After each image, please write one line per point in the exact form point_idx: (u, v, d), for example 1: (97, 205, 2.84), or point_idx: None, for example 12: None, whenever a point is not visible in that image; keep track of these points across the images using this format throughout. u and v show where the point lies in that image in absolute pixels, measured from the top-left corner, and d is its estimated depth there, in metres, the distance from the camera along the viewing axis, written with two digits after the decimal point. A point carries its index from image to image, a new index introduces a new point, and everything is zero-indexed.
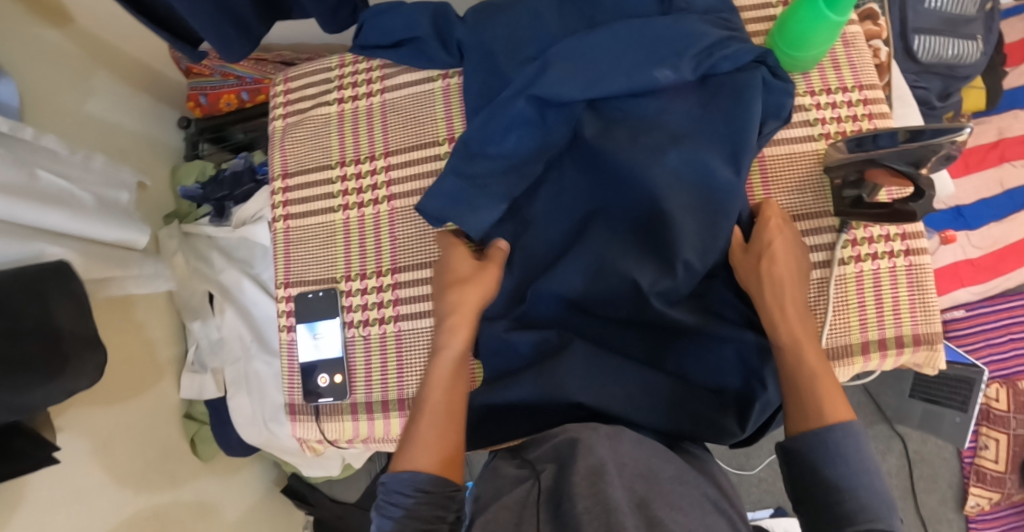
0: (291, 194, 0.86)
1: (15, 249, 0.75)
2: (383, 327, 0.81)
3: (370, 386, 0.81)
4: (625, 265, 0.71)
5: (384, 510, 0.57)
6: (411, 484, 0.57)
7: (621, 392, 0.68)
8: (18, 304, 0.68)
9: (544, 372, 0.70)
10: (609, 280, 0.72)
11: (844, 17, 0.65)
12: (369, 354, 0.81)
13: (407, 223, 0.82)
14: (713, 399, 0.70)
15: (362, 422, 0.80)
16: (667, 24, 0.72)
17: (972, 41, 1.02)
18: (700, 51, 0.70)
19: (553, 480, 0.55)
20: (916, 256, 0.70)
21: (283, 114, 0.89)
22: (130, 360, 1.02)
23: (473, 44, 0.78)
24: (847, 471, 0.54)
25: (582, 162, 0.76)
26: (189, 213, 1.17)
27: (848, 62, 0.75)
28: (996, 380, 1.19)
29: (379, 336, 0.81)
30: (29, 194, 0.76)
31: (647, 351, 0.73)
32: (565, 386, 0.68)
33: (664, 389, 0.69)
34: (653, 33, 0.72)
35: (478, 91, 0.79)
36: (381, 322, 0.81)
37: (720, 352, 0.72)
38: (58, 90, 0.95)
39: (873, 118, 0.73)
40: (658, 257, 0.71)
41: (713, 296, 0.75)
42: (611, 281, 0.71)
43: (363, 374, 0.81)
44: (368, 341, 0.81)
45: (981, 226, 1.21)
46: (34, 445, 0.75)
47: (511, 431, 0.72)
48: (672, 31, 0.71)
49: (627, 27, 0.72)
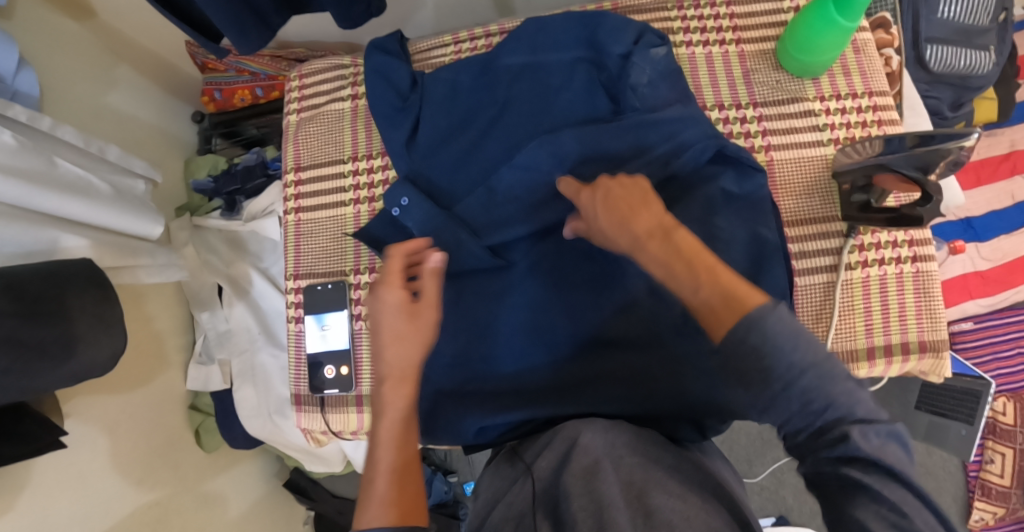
0: (304, 188, 0.87)
1: (30, 236, 0.77)
2: None
3: None
4: (596, 360, 0.73)
5: None
6: None
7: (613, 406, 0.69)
8: (35, 293, 0.70)
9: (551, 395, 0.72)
10: (580, 367, 0.73)
11: (854, 23, 0.65)
12: None
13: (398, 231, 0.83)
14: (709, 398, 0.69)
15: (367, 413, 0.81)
16: (626, 127, 0.72)
17: (984, 52, 1.02)
18: (660, 158, 0.71)
19: (548, 478, 0.58)
20: (923, 263, 0.70)
21: (297, 109, 0.90)
22: (138, 348, 1.03)
23: (439, 124, 0.80)
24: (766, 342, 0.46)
25: (546, 259, 0.76)
26: (200, 205, 1.18)
27: (859, 69, 0.75)
28: (1004, 394, 1.18)
29: None
30: (46, 182, 0.78)
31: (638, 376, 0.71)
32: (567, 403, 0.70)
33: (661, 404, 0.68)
34: (610, 136, 0.72)
35: (447, 175, 0.79)
36: None
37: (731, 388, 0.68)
38: (78, 82, 0.97)
39: (883, 124, 0.73)
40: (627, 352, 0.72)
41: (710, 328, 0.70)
42: (583, 366, 0.73)
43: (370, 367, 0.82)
44: None
45: (991, 238, 1.20)
46: (42, 429, 0.76)
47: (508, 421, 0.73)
48: (627, 137, 0.72)
49: (584, 132, 0.73)
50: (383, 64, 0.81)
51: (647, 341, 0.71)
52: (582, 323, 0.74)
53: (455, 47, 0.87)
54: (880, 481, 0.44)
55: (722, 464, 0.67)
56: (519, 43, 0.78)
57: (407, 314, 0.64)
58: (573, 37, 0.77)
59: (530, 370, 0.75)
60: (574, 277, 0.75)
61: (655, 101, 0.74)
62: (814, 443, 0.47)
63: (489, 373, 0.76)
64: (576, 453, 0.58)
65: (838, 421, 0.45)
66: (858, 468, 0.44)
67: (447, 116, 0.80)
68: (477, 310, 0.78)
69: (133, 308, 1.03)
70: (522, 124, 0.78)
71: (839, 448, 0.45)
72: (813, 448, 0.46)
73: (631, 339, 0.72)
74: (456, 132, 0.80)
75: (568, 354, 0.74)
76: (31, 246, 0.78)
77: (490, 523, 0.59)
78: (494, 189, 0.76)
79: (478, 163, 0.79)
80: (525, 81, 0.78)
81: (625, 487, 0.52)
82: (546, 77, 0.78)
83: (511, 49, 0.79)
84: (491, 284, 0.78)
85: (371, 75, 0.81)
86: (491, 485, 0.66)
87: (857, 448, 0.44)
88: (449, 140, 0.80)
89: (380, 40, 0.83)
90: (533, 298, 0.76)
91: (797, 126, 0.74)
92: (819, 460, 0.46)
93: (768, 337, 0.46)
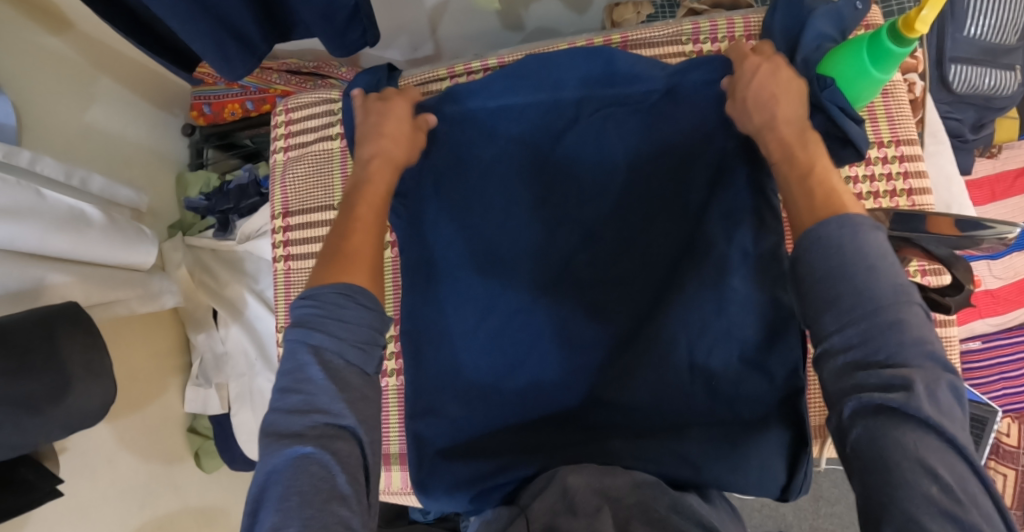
0: (293, 233, 0.84)
1: (14, 278, 0.73)
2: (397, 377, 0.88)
3: (390, 439, 0.89)
4: (594, 411, 0.71)
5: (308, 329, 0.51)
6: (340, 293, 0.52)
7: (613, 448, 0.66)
8: (22, 343, 0.67)
9: (544, 444, 0.69)
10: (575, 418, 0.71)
11: (888, 75, 0.61)
12: (387, 403, 0.89)
13: None
14: (726, 456, 0.64)
15: (395, 472, 0.87)
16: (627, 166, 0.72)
17: (1011, 72, 0.97)
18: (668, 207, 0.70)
19: (545, 521, 0.57)
20: (941, 328, 0.75)
21: (284, 147, 0.86)
22: (134, 376, 1.01)
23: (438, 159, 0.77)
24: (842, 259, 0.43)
25: (551, 310, 0.72)
26: (193, 224, 1.15)
27: (886, 114, 0.71)
28: (1008, 415, 1.17)
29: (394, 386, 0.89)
30: (34, 217, 0.74)
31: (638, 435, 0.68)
32: (559, 450, 0.68)
33: (657, 455, 0.64)
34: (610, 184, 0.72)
35: (447, 221, 0.75)
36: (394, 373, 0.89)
37: (746, 465, 0.63)
38: (56, 101, 0.92)
39: (909, 177, 0.69)
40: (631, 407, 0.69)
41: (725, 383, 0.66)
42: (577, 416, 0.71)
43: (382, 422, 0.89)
44: (387, 391, 0.89)
45: (1003, 255, 1.17)
46: (38, 476, 0.74)
47: (490, 450, 0.70)
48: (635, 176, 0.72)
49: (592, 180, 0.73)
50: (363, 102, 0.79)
51: (651, 394, 0.68)
52: (582, 374, 0.71)
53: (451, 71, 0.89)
54: (929, 446, 0.38)
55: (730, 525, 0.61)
56: (520, 82, 0.76)
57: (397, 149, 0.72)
58: (576, 75, 0.75)
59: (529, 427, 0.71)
60: (574, 324, 0.72)
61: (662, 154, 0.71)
62: (856, 373, 0.41)
63: (479, 430, 0.72)
64: (577, 497, 0.58)
65: (906, 356, 0.40)
66: (908, 429, 0.38)
67: (446, 157, 0.77)
68: (476, 357, 0.73)
69: (142, 327, 1.04)
70: (526, 165, 0.75)
71: (896, 395, 0.39)
72: (854, 376, 0.41)
73: (634, 395, 0.69)
74: (454, 171, 0.76)
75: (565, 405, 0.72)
76: (17, 288, 0.74)
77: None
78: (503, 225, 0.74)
79: (477, 206, 0.75)
80: (530, 117, 0.76)
81: None
82: (556, 115, 0.75)
83: (510, 86, 0.77)
84: (488, 324, 0.73)
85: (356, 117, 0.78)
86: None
87: (918, 398, 0.38)
88: (445, 181, 0.76)
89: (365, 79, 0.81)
90: (540, 347, 0.72)
91: None
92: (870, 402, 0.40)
93: (855, 247, 0.44)
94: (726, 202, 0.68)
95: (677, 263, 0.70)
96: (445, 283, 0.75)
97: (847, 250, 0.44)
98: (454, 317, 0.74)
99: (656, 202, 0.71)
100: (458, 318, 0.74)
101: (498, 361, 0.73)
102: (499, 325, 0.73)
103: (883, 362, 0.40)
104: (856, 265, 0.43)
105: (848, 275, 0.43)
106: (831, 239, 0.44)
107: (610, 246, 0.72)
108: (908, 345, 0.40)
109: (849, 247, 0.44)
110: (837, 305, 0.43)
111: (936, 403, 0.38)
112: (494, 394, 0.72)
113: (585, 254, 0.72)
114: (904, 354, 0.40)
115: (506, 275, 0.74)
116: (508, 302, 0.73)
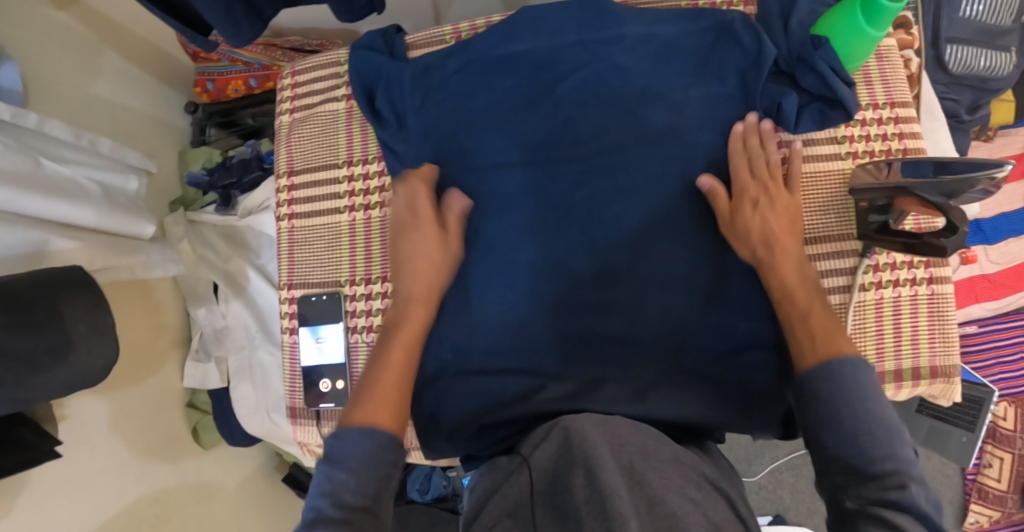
0: (297, 192, 0.85)
1: (17, 239, 0.73)
2: None
3: None
4: (595, 368, 0.72)
5: (333, 460, 0.57)
6: (369, 439, 0.57)
7: (610, 392, 0.70)
8: (27, 302, 0.65)
9: (537, 393, 0.72)
10: (579, 367, 0.72)
11: (881, 32, 0.64)
12: None
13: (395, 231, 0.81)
14: (717, 402, 0.69)
15: None
16: (627, 129, 0.73)
17: (1006, 53, 0.98)
18: (672, 168, 0.72)
19: (547, 466, 0.57)
20: (939, 285, 0.68)
21: (290, 108, 0.87)
22: (135, 346, 1.01)
23: (439, 117, 0.77)
24: (842, 391, 0.53)
25: (549, 270, 0.74)
26: (195, 200, 1.15)
27: (881, 76, 0.73)
28: (1006, 398, 1.17)
29: None
30: (33, 184, 0.73)
31: (633, 392, 0.70)
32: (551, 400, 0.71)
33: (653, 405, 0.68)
34: (610, 149, 0.73)
35: (456, 186, 0.77)
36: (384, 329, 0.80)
37: (724, 407, 0.68)
38: (62, 72, 0.93)
39: (903, 138, 0.71)
40: (628, 362, 0.71)
41: (704, 332, 0.70)
42: (580, 369, 0.72)
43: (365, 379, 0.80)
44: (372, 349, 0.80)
45: (1000, 241, 1.15)
46: (36, 437, 0.74)
47: (495, 395, 0.73)
48: (630, 138, 0.73)
49: (596, 145, 0.74)
50: (365, 59, 0.79)
51: (646, 346, 0.71)
52: (581, 328, 0.73)
53: (455, 28, 0.83)
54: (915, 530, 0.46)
55: (733, 491, 0.59)
56: (518, 32, 0.76)
57: (426, 282, 0.71)
58: (563, 36, 0.75)
59: (531, 363, 0.74)
60: (569, 282, 0.73)
61: (659, 120, 0.72)
62: (847, 478, 0.51)
63: (480, 380, 0.74)
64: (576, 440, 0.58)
65: (891, 472, 0.49)
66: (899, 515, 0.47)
67: (448, 113, 0.77)
68: (478, 304, 0.75)
69: (143, 300, 1.03)
70: (532, 123, 0.75)
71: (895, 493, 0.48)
72: (854, 482, 0.50)
73: (628, 349, 0.72)
74: (453, 131, 0.77)
75: (565, 362, 0.73)
76: (20, 249, 0.74)
77: (484, 516, 0.57)
78: (502, 182, 0.76)
79: (476, 156, 0.77)
80: (527, 67, 0.76)
81: (628, 474, 0.51)
82: (550, 64, 0.75)
83: (508, 37, 0.76)
84: (483, 278, 0.75)
85: (354, 77, 0.79)
86: (486, 479, 0.63)
87: (909, 499, 0.48)
88: (446, 138, 0.77)
89: (365, 40, 0.80)
90: (535, 289, 0.74)
91: (814, 137, 0.72)
92: (864, 499, 0.49)
93: (854, 380, 0.54)
94: (719, 161, 0.71)
95: (677, 217, 0.71)
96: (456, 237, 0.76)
97: (848, 383, 0.54)
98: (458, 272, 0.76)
99: (658, 158, 0.72)
100: (460, 271, 0.76)
101: (497, 311, 0.75)
102: (497, 278, 0.75)
103: (873, 469, 0.50)
104: (852, 395, 0.53)
105: (851, 406, 0.52)
106: (834, 369, 0.54)
107: (605, 192, 0.73)
108: (897, 465, 0.50)
109: (850, 379, 0.54)
110: (840, 423, 0.52)
111: (921, 496, 0.49)
112: (493, 344, 0.74)
113: (587, 201, 0.73)
114: (881, 469, 0.50)
115: (504, 219, 0.75)
116: (510, 260, 0.75)
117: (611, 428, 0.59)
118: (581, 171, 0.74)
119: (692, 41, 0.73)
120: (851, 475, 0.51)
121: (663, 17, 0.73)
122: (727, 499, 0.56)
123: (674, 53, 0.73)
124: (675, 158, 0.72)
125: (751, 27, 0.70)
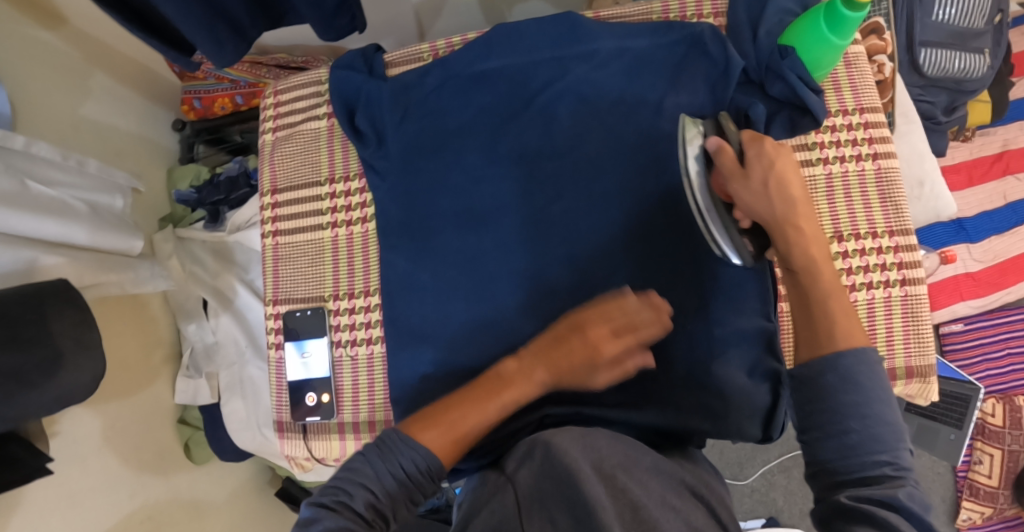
0: (281, 210, 0.86)
1: (6, 258, 0.73)
2: (371, 347, 0.81)
3: (358, 406, 0.81)
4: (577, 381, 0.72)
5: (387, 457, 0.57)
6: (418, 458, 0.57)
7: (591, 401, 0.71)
8: (14, 317, 0.66)
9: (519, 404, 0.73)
10: None
11: (847, 40, 0.65)
12: (357, 374, 0.81)
13: (376, 248, 0.82)
14: (696, 408, 0.70)
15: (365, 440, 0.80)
16: (605, 140, 0.74)
17: (979, 55, 1.00)
18: (648, 177, 0.73)
19: (532, 484, 0.56)
20: (912, 286, 0.70)
21: (273, 127, 0.88)
22: (126, 363, 1.02)
23: (421, 132, 0.78)
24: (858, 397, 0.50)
25: (529, 283, 0.74)
26: (183, 217, 1.16)
27: (850, 83, 0.74)
28: (992, 395, 1.17)
29: (367, 356, 0.81)
30: (22, 204, 0.74)
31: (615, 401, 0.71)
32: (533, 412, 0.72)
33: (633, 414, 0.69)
34: (588, 159, 0.74)
35: (437, 202, 0.78)
36: (369, 342, 0.81)
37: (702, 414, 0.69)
38: (51, 93, 0.94)
39: (873, 143, 0.72)
40: None
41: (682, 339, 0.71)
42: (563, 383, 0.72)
43: (351, 392, 0.81)
44: (355, 362, 0.81)
45: (982, 239, 1.18)
46: (29, 452, 0.74)
47: None
48: (608, 149, 0.74)
49: (575, 158, 0.75)
50: (346, 79, 0.80)
51: None
52: None
53: (432, 46, 0.84)
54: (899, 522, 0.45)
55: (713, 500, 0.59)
56: (493, 50, 0.77)
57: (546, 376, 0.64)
58: (539, 52, 0.76)
59: None
60: (550, 295, 0.74)
61: (635, 129, 0.73)
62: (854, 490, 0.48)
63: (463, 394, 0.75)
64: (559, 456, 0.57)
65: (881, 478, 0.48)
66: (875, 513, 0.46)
67: (428, 129, 0.78)
68: (460, 318, 0.76)
69: (133, 317, 1.04)
70: (513, 137, 0.76)
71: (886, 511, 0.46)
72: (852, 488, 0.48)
73: None
74: (433, 147, 0.78)
75: None
76: (9, 268, 0.73)
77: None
78: (486, 196, 0.77)
79: (456, 170, 0.78)
80: (503, 84, 0.77)
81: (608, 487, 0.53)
82: (528, 79, 0.77)
83: (483, 53, 0.77)
84: (465, 289, 0.76)
85: (334, 97, 0.80)
86: (472, 494, 0.61)
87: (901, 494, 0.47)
88: (425, 154, 0.78)
89: (347, 60, 0.81)
90: (516, 299, 0.75)
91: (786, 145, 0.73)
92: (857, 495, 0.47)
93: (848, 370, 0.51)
94: None
95: (655, 227, 0.72)
96: (440, 248, 0.77)
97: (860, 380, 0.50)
98: (439, 286, 0.77)
99: (633, 168, 0.73)
100: (441, 284, 0.77)
101: (480, 323, 0.76)
102: (479, 289, 0.76)
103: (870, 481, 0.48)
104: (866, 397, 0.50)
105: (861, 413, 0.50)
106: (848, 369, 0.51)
107: (583, 204, 0.74)
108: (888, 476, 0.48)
109: (865, 384, 0.50)
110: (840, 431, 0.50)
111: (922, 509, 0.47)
112: (475, 355, 0.75)
113: (564, 212, 0.74)
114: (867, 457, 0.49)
115: (490, 233, 0.76)
116: (491, 272, 0.76)
117: (592, 441, 0.57)
118: (562, 185, 0.75)
119: (665, 53, 0.74)
120: (848, 482, 0.49)
121: (637, 30, 0.74)
122: (707, 507, 0.56)
123: (648, 65, 0.74)
124: (651, 169, 0.73)
125: (720, 39, 0.72)
